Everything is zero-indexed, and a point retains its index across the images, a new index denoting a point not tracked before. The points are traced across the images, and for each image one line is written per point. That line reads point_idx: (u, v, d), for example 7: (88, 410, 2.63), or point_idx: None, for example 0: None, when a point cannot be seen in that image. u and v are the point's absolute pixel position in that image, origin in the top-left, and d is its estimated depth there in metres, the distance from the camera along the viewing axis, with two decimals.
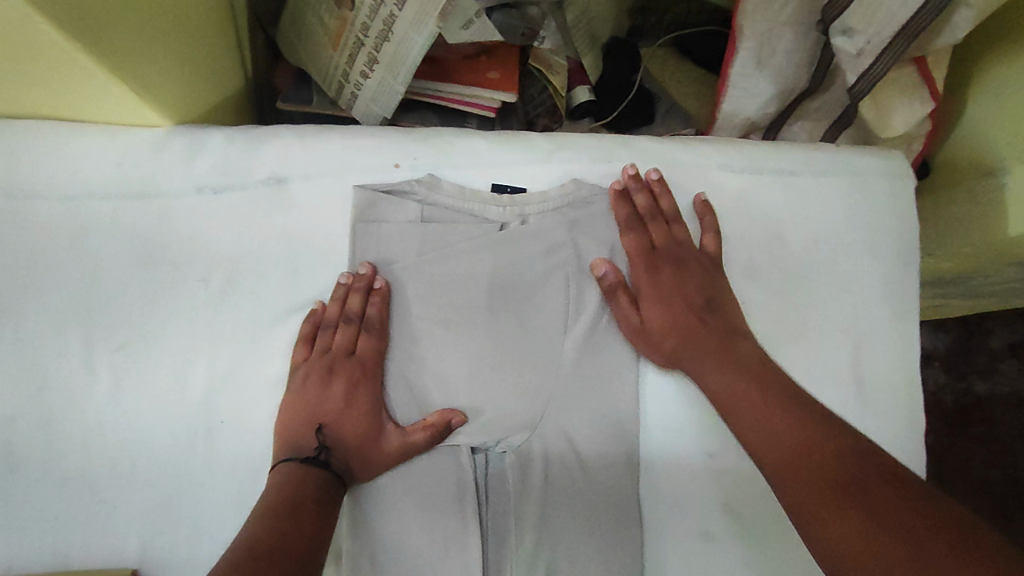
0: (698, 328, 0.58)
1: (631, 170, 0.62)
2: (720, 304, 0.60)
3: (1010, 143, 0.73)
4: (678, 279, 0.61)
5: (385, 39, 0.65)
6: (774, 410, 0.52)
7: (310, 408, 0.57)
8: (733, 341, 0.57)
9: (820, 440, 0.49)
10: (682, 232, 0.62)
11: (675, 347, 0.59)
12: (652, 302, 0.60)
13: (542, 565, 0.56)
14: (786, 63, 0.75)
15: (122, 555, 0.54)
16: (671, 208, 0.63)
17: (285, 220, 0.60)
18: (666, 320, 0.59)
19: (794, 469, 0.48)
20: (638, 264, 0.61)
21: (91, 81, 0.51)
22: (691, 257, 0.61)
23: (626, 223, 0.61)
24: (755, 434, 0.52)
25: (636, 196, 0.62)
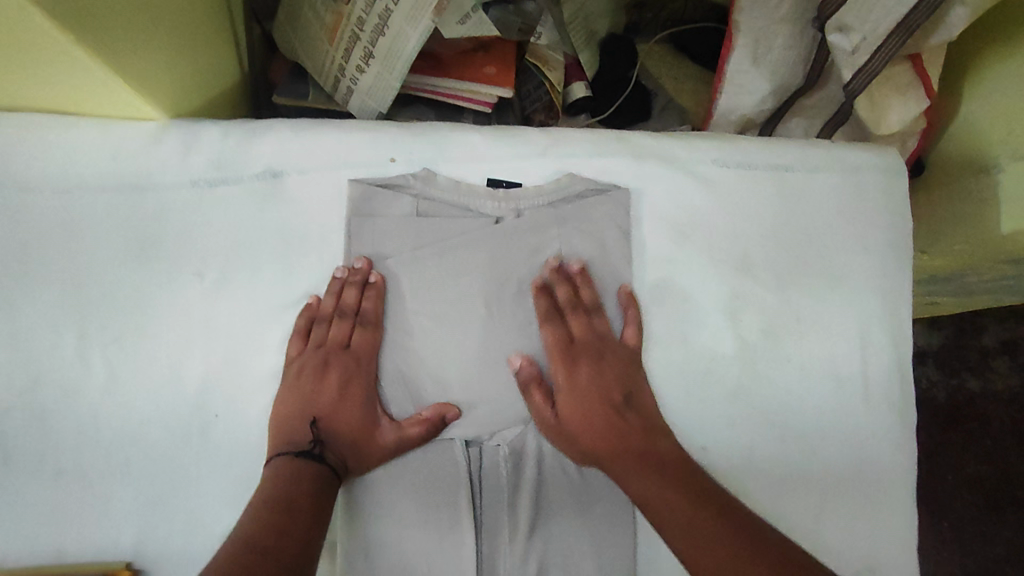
0: (613, 431, 0.55)
1: (553, 260, 0.60)
2: (636, 400, 0.57)
3: (1005, 142, 0.73)
4: (594, 371, 0.58)
5: (380, 33, 0.64)
6: (675, 469, 0.52)
7: (304, 403, 0.56)
8: (652, 442, 0.54)
9: (678, 484, 0.50)
10: (604, 326, 0.60)
11: (589, 450, 0.55)
12: (567, 398, 0.56)
13: (534, 556, 0.56)
14: (781, 60, 0.75)
15: (117, 547, 0.55)
16: (594, 299, 0.61)
17: (280, 214, 0.60)
18: (585, 412, 0.56)
19: (692, 524, 0.47)
20: (557, 359, 0.58)
21: (86, 75, 0.51)
22: (607, 350, 0.59)
23: (546, 315, 0.59)
24: (641, 489, 0.51)
25: (557, 289, 0.60)
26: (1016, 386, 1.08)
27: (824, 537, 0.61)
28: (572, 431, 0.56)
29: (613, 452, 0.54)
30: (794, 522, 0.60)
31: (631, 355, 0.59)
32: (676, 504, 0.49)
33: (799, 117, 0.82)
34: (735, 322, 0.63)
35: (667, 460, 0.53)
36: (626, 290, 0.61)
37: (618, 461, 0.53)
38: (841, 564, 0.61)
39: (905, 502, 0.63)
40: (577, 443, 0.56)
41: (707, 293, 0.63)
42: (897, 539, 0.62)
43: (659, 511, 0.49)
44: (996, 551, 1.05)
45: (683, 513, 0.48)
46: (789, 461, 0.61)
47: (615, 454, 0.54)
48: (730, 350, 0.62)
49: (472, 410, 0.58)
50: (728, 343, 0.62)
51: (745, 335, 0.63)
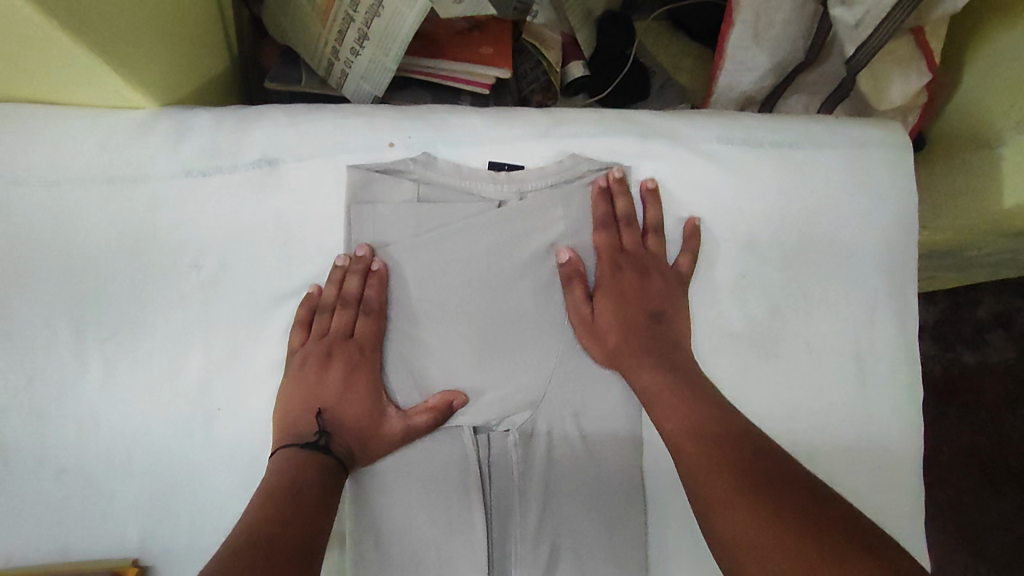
0: (646, 348, 0.57)
1: (616, 173, 0.61)
2: (671, 319, 0.59)
3: (1009, 112, 0.73)
4: (637, 286, 0.60)
5: (376, 14, 0.63)
6: (696, 401, 0.54)
7: (309, 393, 0.56)
8: (682, 367, 0.56)
9: (698, 413, 0.53)
10: (656, 246, 0.61)
11: (615, 351, 0.58)
12: (605, 298, 0.59)
13: (545, 542, 0.56)
14: (784, 34, 0.74)
15: (123, 546, 0.54)
16: (654, 219, 0.62)
17: (277, 202, 0.58)
18: (620, 320, 0.58)
19: (700, 456, 0.50)
20: (604, 264, 0.60)
21: (74, 62, 0.50)
22: (658, 271, 0.60)
23: (601, 222, 0.61)
24: (667, 415, 0.54)
25: (617, 201, 0.61)
26: (1011, 359, 1.09)
27: None
28: (603, 333, 0.58)
29: (654, 378, 0.56)
30: None
31: (680, 278, 0.61)
32: (692, 436, 0.51)
33: (799, 93, 0.81)
34: (740, 302, 0.62)
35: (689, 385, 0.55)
36: (693, 223, 0.62)
37: (641, 371, 0.56)
38: None
39: (912, 478, 0.62)
40: (608, 339, 0.58)
41: (712, 274, 0.62)
42: (905, 515, 0.62)
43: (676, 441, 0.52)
44: (992, 522, 1.06)
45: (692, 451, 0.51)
46: (796, 440, 0.61)
47: (639, 357, 0.57)
48: (736, 330, 0.62)
49: (478, 397, 0.57)
50: (735, 323, 0.62)
51: (752, 316, 0.62)
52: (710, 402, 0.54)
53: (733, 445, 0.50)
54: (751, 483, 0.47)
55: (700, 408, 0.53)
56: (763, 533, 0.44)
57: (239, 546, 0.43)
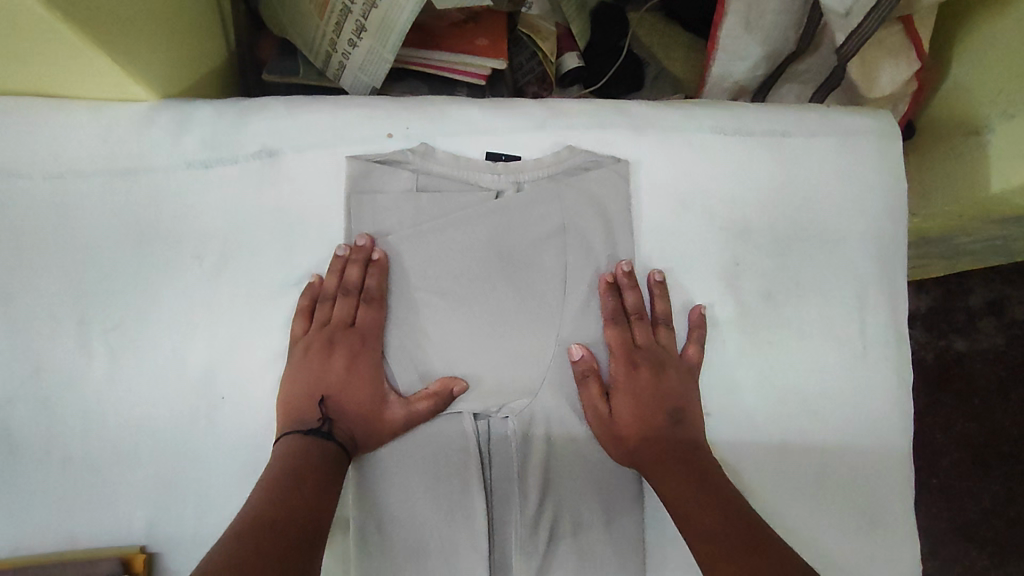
0: (665, 446, 0.56)
1: (626, 264, 0.60)
2: (688, 419, 0.58)
3: (993, 103, 0.75)
4: (652, 381, 0.59)
5: (373, 6, 0.63)
6: (721, 502, 0.52)
7: (312, 381, 0.57)
8: (706, 473, 0.55)
9: (725, 513, 0.51)
10: (666, 338, 0.61)
11: (634, 450, 0.57)
12: (622, 398, 0.58)
13: (544, 524, 0.57)
14: (776, 24, 0.75)
15: (129, 534, 0.54)
16: (665, 312, 0.62)
17: (278, 194, 0.59)
18: (636, 419, 0.58)
19: (730, 560, 0.48)
20: (618, 362, 0.60)
21: (76, 56, 0.50)
22: (670, 365, 0.60)
23: (613, 317, 0.60)
24: (691, 523, 0.51)
25: (628, 294, 0.60)
26: (1000, 346, 1.11)
27: (828, 497, 0.62)
28: (620, 436, 0.58)
29: (665, 464, 0.55)
30: (798, 483, 0.62)
31: (692, 370, 0.61)
32: (719, 539, 0.49)
33: (791, 82, 0.83)
34: (735, 289, 0.63)
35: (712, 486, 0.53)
36: (698, 311, 0.62)
37: (660, 470, 0.55)
38: (844, 521, 0.62)
39: (903, 460, 0.64)
40: (626, 443, 0.58)
41: (707, 261, 0.63)
42: (897, 495, 0.63)
43: (702, 545, 0.50)
44: (982, 506, 1.08)
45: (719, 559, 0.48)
46: (790, 423, 0.63)
47: (658, 460, 0.56)
48: (730, 316, 0.63)
49: (478, 383, 0.58)
50: (729, 309, 0.63)
51: (746, 302, 0.63)
52: (735, 508, 0.52)
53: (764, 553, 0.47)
54: None
55: (727, 513, 0.51)
56: None
57: (243, 532, 0.45)
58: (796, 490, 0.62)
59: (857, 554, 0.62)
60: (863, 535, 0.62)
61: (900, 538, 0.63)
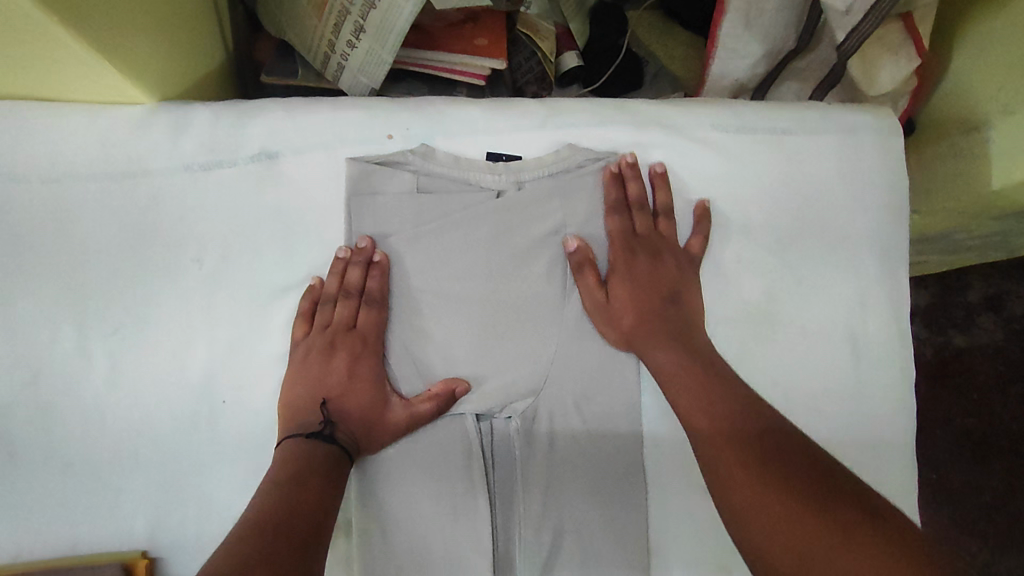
0: (661, 325, 0.58)
1: (631, 157, 0.61)
2: (685, 301, 0.60)
3: (996, 98, 0.74)
4: (651, 268, 0.60)
5: (372, 6, 0.63)
6: (711, 378, 0.54)
7: (313, 384, 0.56)
8: (700, 351, 0.57)
9: (715, 387, 0.53)
10: (667, 230, 0.62)
11: (631, 332, 0.58)
12: (620, 283, 0.60)
13: (548, 526, 0.57)
14: (775, 22, 0.75)
15: (131, 539, 0.54)
16: (665, 203, 0.62)
17: (277, 195, 0.59)
18: (635, 305, 0.59)
19: (716, 433, 0.50)
20: (617, 249, 0.61)
21: (73, 59, 0.50)
22: (669, 252, 0.61)
23: (613, 206, 0.61)
24: (682, 396, 0.54)
25: (629, 184, 0.61)
26: (1001, 341, 1.11)
27: None
28: (618, 320, 0.59)
29: (660, 341, 0.57)
30: None
31: (692, 259, 0.62)
32: (708, 410, 0.52)
33: (791, 80, 0.82)
34: (736, 287, 0.63)
35: (704, 360, 0.56)
36: (703, 205, 0.62)
37: (655, 344, 0.57)
38: None
39: (906, 457, 0.64)
40: (622, 323, 0.59)
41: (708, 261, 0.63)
42: (902, 492, 0.63)
43: (693, 417, 0.53)
44: (983, 501, 1.08)
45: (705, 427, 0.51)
46: (793, 421, 0.62)
47: (655, 339, 0.57)
48: (732, 314, 0.63)
49: (480, 384, 0.58)
50: (731, 307, 0.63)
51: (748, 300, 0.63)
52: (726, 381, 0.54)
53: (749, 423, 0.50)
54: (768, 458, 0.47)
55: (717, 385, 0.54)
56: (780, 517, 0.44)
57: (247, 531, 0.45)
58: None
59: None
60: None
61: None
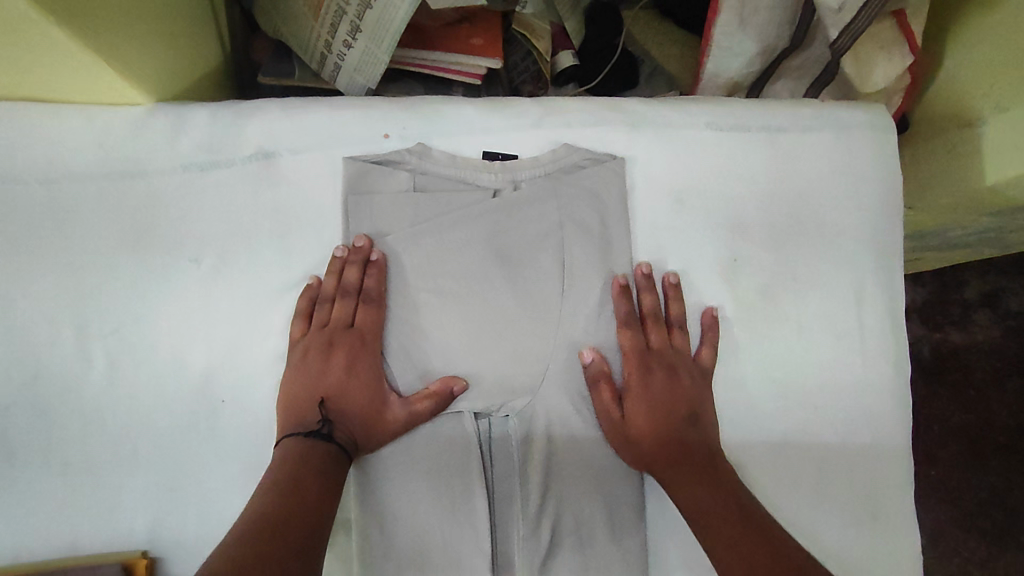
0: (680, 446, 0.56)
1: (644, 268, 0.61)
2: (702, 419, 0.58)
3: (987, 95, 0.75)
4: (667, 383, 0.59)
5: (368, 6, 0.63)
6: (731, 500, 0.53)
7: (311, 383, 0.56)
8: (718, 470, 0.55)
9: (738, 512, 0.52)
10: (681, 343, 0.62)
11: (649, 456, 0.57)
12: (635, 403, 0.58)
13: (546, 523, 0.57)
14: (769, 20, 0.75)
15: (131, 538, 0.54)
16: (679, 315, 0.62)
17: (275, 195, 0.59)
18: (651, 419, 0.58)
19: (742, 557, 0.49)
20: (632, 365, 0.60)
21: (69, 60, 0.50)
22: (684, 368, 0.60)
23: (626, 322, 0.60)
24: (704, 521, 0.52)
25: (643, 296, 0.61)
26: (997, 337, 1.11)
27: (829, 489, 0.62)
28: (635, 435, 0.58)
29: (679, 466, 0.55)
30: (798, 475, 0.62)
31: (704, 371, 0.61)
32: (733, 536, 0.50)
33: (784, 78, 0.83)
34: (731, 284, 0.64)
35: (722, 481, 0.54)
36: (710, 313, 0.62)
37: (677, 474, 0.55)
38: (845, 514, 0.62)
39: (903, 451, 0.64)
40: (641, 445, 0.57)
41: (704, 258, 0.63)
42: (898, 487, 0.63)
43: (716, 540, 0.51)
44: (981, 497, 1.09)
45: (733, 552, 0.50)
46: (790, 417, 0.63)
47: (675, 465, 0.56)
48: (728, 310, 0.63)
49: (477, 382, 0.58)
50: (726, 304, 0.63)
51: (743, 297, 0.64)
52: (745, 503, 0.53)
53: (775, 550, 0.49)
54: None
55: (739, 509, 0.52)
56: None
57: (246, 533, 0.45)
58: (797, 483, 0.62)
59: (859, 546, 0.62)
60: (864, 527, 0.62)
61: (900, 528, 0.63)
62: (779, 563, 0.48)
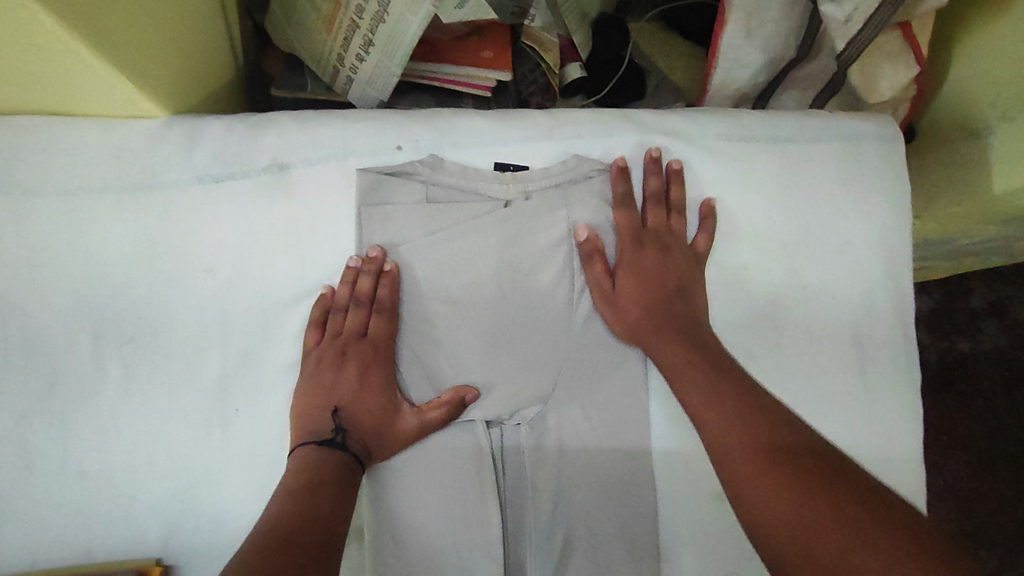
0: (669, 315, 0.59)
1: (655, 152, 0.63)
2: (692, 292, 0.61)
3: (994, 104, 0.76)
4: (659, 258, 0.62)
5: (381, 20, 0.64)
6: (713, 363, 0.55)
7: (325, 392, 0.57)
8: (700, 339, 0.58)
9: (720, 373, 0.54)
10: (678, 225, 0.64)
11: (637, 324, 0.59)
12: (627, 275, 0.61)
13: (559, 532, 0.57)
14: (775, 31, 0.76)
15: (145, 546, 0.54)
16: (679, 201, 0.64)
17: (289, 206, 0.60)
18: (642, 296, 0.60)
19: (719, 415, 0.51)
20: (626, 242, 0.62)
21: (89, 73, 0.51)
22: (678, 248, 0.62)
23: (621, 202, 0.62)
24: (688, 388, 0.55)
25: (647, 176, 0.63)
26: (1006, 346, 1.11)
27: None
28: (624, 297, 0.60)
29: (666, 327, 0.58)
30: None
31: (698, 257, 0.63)
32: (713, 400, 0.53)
33: (791, 89, 0.83)
34: (741, 293, 0.64)
35: (706, 351, 0.56)
36: (709, 203, 0.64)
37: (655, 332, 0.58)
38: None
39: (913, 460, 0.64)
40: (630, 313, 0.60)
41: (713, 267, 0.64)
42: (910, 495, 0.63)
43: (697, 402, 0.53)
44: (991, 508, 1.08)
45: (713, 413, 0.52)
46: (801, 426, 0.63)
47: (662, 329, 0.58)
48: (738, 318, 0.64)
49: (489, 391, 0.59)
50: (736, 312, 0.64)
51: (753, 305, 0.64)
52: (727, 364, 0.55)
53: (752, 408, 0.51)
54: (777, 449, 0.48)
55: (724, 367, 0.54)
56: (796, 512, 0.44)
57: (264, 539, 0.45)
58: None
59: None
60: None
61: None
62: (760, 419, 0.50)
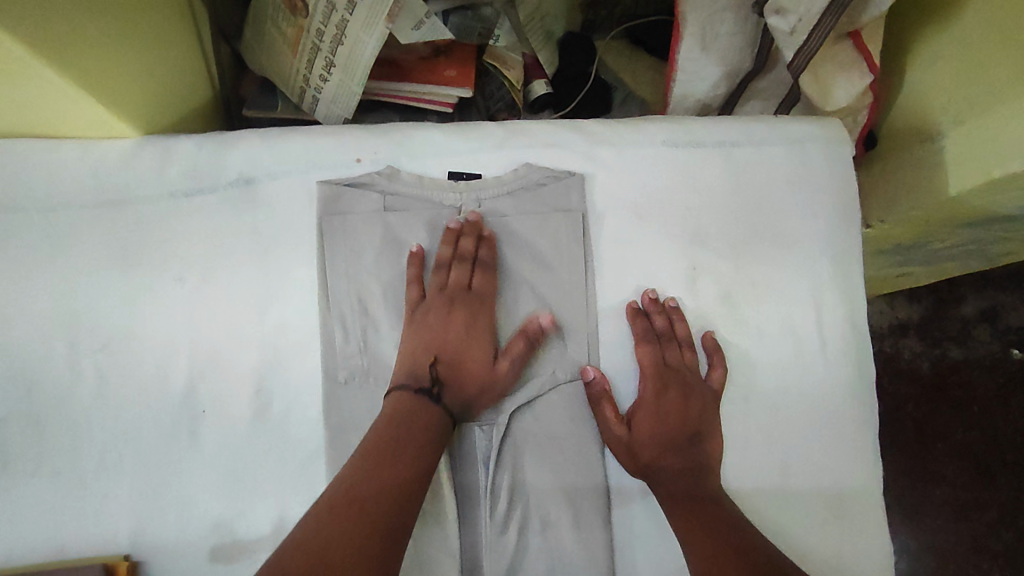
0: (679, 452, 0.60)
1: (652, 293, 0.65)
2: (708, 441, 0.61)
3: (946, 108, 0.77)
4: (679, 402, 0.62)
5: (340, 42, 0.68)
6: (703, 499, 0.57)
7: (434, 340, 0.61)
8: (701, 472, 0.59)
9: (710, 507, 0.56)
10: (692, 360, 0.64)
11: (646, 465, 0.60)
12: (645, 416, 0.61)
13: (514, 522, 0.60)
14: (729, 45, 0.78)
15: (114, 542, 0.57)
16: (686, 336, 0.64)
17: (255, 217, 0.63)
18: (658, 430, 0.61)
19: (708, 537, 0.54)
20: (647, 380, 0.63)
21: (64, 99, 0.55)
22: (697, 389, 0.63)
23: (644, 339, 0.63)
24: (679, 513, 0.57)
25: (655, 318, 0.64)
26: (998, 353, 1.12)
27: (793, 492, 0.63)
28: (636, 450, 0.60)
29: (674, 470, 0.59)
30: (759, 478, 0.63)
31: (716, 394, 0.63)
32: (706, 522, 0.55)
33: (754, 99, 0.86)
34: (693, 293, 0.66)
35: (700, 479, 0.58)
36: (711, 336, 0.65)
37: (668, 477, 0.59)
38: (811, 516, 0.63)
39: (868, 455, 0.65)
40: (641, 454, 0.60)
41: (663, 269, 0.66)
42: (864, 490, 0.64)
43: (685, 526, 0.56)
44: (990, 516, 1.08)
45: (698, 537, 0.54)
46: (756, 423, 0.64)
47: (671, 472, 0.59)
48: (690, 318, 0.66)
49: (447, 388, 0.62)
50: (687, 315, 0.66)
51: (704, 304, 0.66)
52: (719, 501, 0.57)
53: (736, 540, 0.53)
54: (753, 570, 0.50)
55: (717, 505, 0.57)
56: None
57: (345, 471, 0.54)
58: (762, 487, 0.63)
59: (823, 546, 0.63)
60: (830, 527, 0.63)
61: (866, 530, 0.64)
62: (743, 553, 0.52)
